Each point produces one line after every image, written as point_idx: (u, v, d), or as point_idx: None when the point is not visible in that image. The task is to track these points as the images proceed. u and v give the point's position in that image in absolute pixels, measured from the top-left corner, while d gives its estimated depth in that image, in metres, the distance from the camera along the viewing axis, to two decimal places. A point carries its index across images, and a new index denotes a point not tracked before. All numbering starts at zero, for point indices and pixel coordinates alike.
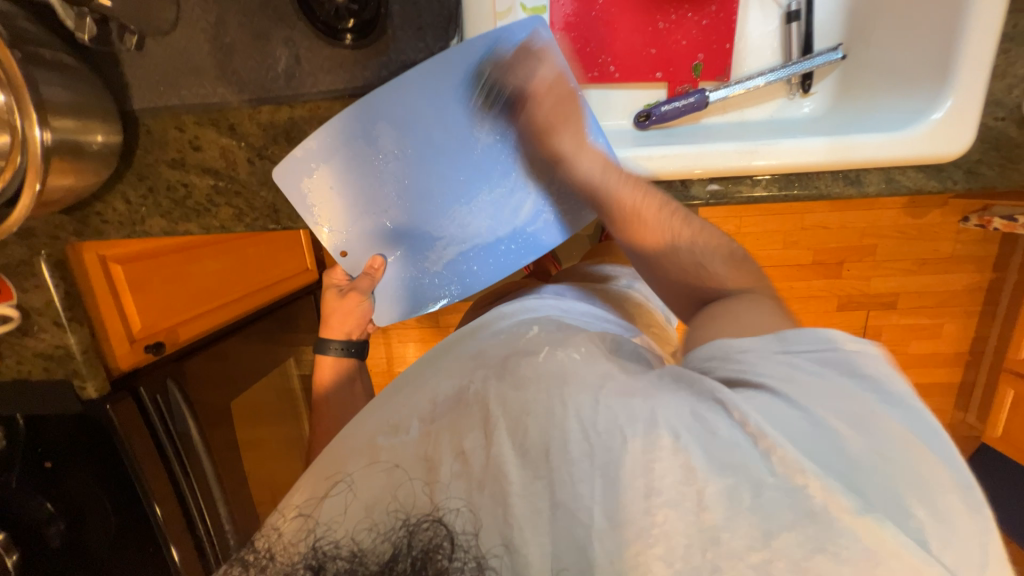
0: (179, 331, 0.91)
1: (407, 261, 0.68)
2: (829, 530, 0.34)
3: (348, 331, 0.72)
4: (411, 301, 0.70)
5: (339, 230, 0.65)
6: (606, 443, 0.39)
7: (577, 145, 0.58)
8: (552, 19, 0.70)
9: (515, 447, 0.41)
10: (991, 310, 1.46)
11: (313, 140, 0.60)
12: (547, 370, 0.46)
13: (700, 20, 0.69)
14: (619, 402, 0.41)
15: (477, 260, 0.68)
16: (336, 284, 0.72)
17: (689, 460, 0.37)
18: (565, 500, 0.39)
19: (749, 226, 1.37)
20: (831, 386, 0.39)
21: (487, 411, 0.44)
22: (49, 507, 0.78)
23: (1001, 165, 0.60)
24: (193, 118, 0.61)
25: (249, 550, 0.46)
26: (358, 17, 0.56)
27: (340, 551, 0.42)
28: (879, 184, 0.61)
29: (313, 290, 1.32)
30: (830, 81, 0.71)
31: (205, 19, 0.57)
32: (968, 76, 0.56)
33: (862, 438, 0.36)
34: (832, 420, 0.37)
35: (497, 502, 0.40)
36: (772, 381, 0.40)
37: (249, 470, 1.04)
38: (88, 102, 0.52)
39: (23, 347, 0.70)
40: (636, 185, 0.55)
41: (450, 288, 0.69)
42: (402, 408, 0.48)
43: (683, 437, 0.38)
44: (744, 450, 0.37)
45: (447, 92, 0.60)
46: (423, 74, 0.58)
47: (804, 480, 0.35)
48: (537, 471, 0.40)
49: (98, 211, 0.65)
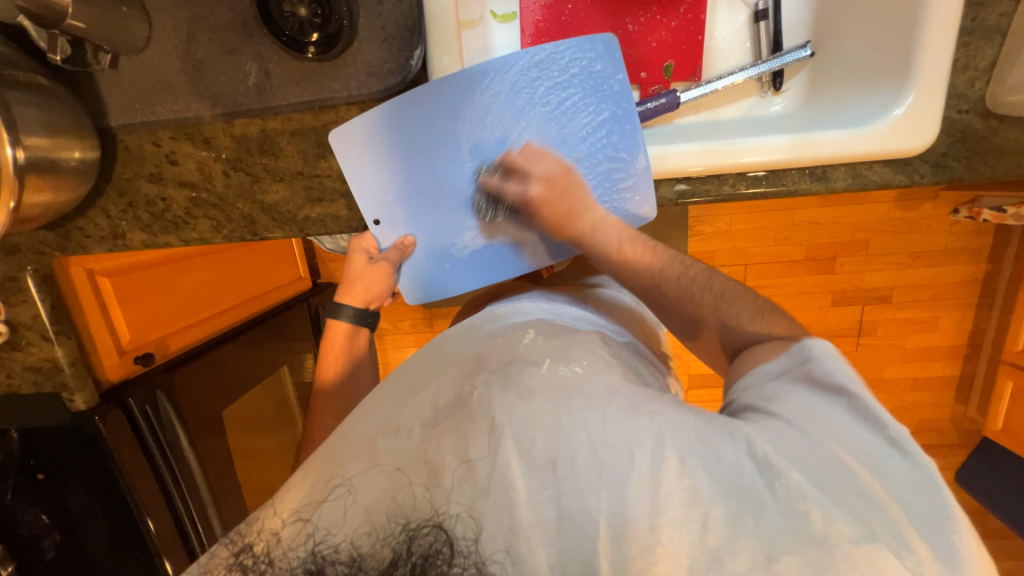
0: (168, 342, 0.92)
1: (434, 244, 0.69)
2: (829, 554, 0.34)
3: (369, 299, 0.74)
4: (435, 286, 0.71)
5: (377, 198, 0.66)
6: (613, 459, 0.38)
7: (592, 225, 0.62)
8: (523, 26, 0.70)
9: (519, 456, 0.40)
10: (988, 302, 1.45)
11: (375, 113, 0.61)
12: (552, 379, 0.46)
13: (670, 22, 0.70)
14: (624, 418, 0.41)
15: (502, 257, 0.68)
16: (365, 249, 0.70)
17: (695, 482, 0.37)
18: (575, 517, 0.38)
19: (739, 224, 1.38)
20: (845, 424, 0.40)
21: (491, 418, 0.42)
22: (44, 519, 0.78)
23: (968, 157, 0.60)
24: (169, 133, 0.62)
25: (249, 554, 0.43)
26: (323, 30, 0.58)
27: (339, 555, 0.40)
28: (847, 179, 0.61)
29: (306, 297, 1.35)
30: (801, 78, 0.72)
31: (176, 37, 0.59)
32: (930, 71, 0.56)
33: (864, 471, 0.37)
34: (844, 454, 0.38)
35: (506, 516, 0.38)
36: (788, 411, 0.41)
37: (244, 480, 1.05)
38: (64, 121, 0.54)
39: (12, 362, 0.71)
40: (641, 244, 0.60)
41: (472, 275, 0.70)
42: (402, 409, 0.47)
43: (690, 461, 0.38)
44: (748, 474, 0.37)
45: (508, 85, 0.62)
46: (487, 71, 0.61)
47: (807, 506, 0.35)
48: (542, 482, 0.39)
49: (80, 227, 0.66)
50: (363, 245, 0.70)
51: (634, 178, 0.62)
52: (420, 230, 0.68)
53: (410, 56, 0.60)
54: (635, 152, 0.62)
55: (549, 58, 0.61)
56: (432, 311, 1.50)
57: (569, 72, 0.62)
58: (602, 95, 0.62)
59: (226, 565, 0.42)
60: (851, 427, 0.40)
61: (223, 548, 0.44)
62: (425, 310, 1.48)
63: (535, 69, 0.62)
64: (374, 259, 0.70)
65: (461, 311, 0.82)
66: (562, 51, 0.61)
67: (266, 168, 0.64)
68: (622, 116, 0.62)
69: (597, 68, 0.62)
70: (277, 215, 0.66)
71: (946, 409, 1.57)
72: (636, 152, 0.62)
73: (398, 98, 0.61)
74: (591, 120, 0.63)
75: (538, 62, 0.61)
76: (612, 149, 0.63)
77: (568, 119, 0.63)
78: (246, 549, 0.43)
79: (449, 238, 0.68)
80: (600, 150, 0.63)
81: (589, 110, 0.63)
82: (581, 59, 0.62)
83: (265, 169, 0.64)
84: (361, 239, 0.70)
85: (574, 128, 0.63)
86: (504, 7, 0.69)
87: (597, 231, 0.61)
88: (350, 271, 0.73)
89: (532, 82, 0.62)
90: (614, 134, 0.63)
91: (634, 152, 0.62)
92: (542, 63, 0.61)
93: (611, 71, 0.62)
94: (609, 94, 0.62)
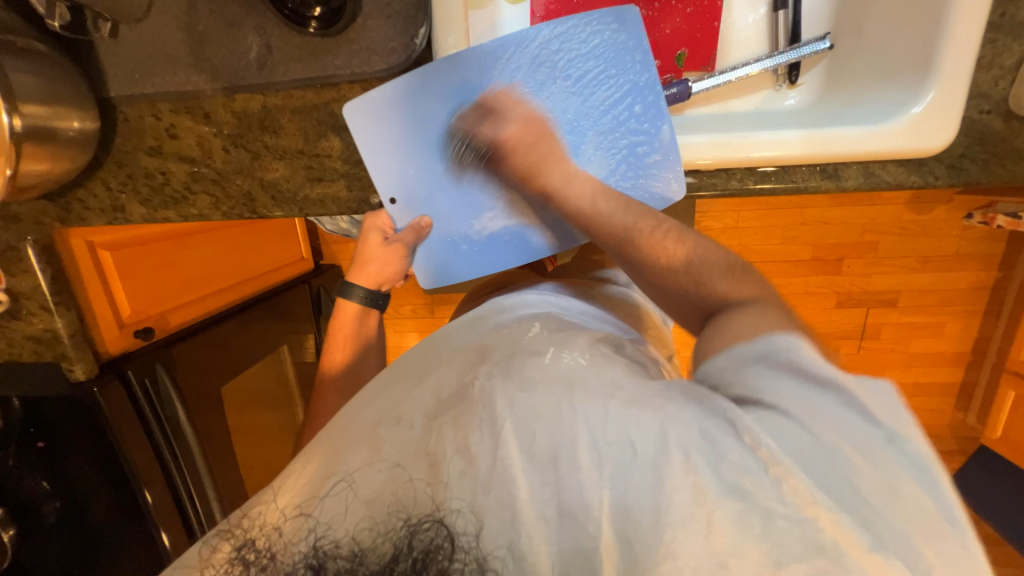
0: (168, 317, 0.93)
1: (449, 226, 0.66)
2: (840, 564, 0.31)
3: (379, 281, 0.71)
4: (448, 269, 0.69)
5: (391, 175, 0.64)
6: (614, 453, 0.36)
7: (565, 180, 0.57)
8: (533, 7, 0.68)
9: (519, 450, 0.37)
10: (996, 309, 1.43)
11: (388, 85, 0.60)
12: (556, 371, 0.42)
13: (685, 8, 0.67)
14: (626, 411, 0.37)
15: (519, 238, 0.66)
16: (380, 229, 0.68)
17: (699, 481, 0.33)
18: (574, 510, 0.35)
19: (747, 221, 1.36)
20: (848, 411, 0.35)
21: (492, 409, 0.40)
22: (45, 485, 0.79)
23: (986, 159, 0.58)
24: (168, 106, 0.62)
25: (249, 547, 0.41)
26: (326, 4, 0.56)
27: (340, 550, 0.38)
28: (858, 178, 0.60)
29: (307, 279, 1.35)
30: (817, 73, 0.70)
31: (177, 7, 0.57)
32: (954, 67, 0.54)
33: (867, 470, 0.33)
34: (846, 449, 0.34)
35: (504, 507, 0.36)
36: (786, 401, 0.36)
37: (242, 456, 1.06)
38: (61, 89, 0.53)
39: (13, 331, 0.72)
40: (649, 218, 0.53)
41: (488, 257, 0.67)
42: (404, 399, 0.45)
43: (694, 455, 0.34)
44: (756, 475, 0.33)
45: (527, 56, 0.60)
46: (505, 42, 0.59)
47: (816, 513, 0.32)
48: (542, 477, 0.36)
49: (80, 199, 0.66)
50: (379, 225, 0.68)
51: (658, 155, 0.61)
52: (435, 209, 0.66)
53: (415, 34, 0.58)
54: (660, 125, 0.60)
55: (569, 28, 0.59)
56: (433, 298, 1.49)
57: (590, 44, 0.60)
58: (624, 67, 0.60)
59: (227, 558, 0.41)
60: (857, 415, 0.35)
61: (222, 543, 0.42)
62: (426, 295, 1.48)
63: (553, 39, 0.60)
64: (389, 239, 0.67)
65: (465, 301, 0.81)
66: (581, 20, 0.59)
67: (267, 145, 0.63)
68: (645, 88, 0.61)
69: (621, 38, 0.60)
70: (276, 193, 0.65)
71: (945, 416, 1.56)
72: (659, 126, 0.61)
73: (409, 73, 0.59)
74: (614, 93, 0.61)
75: (558, 32, 0.59)
76: (635, 122, 0.61)
77: (590, 92, 0.61)
78: (247, 543, 0.41)
79: (461, 222, 0.66)
80: (622, 123, 0.61)
81: (612, 83, 0.61)
82: (602, 30, 0.60)
83: (266, 147, 0.63)
84: (377, 217, 0.68)
85: (596, 101, 0.61)
86: None
87: (568, 185, 0.57)
88: (363, 250, 0.70)
89: (552, 53, 0.60)
90: (637, 107, 0.61)
91: (657, 125, 0.61)
92: (560, 33, 0.59)
93: (633, 43, 0.60)
94: (632, 64, 0.60)
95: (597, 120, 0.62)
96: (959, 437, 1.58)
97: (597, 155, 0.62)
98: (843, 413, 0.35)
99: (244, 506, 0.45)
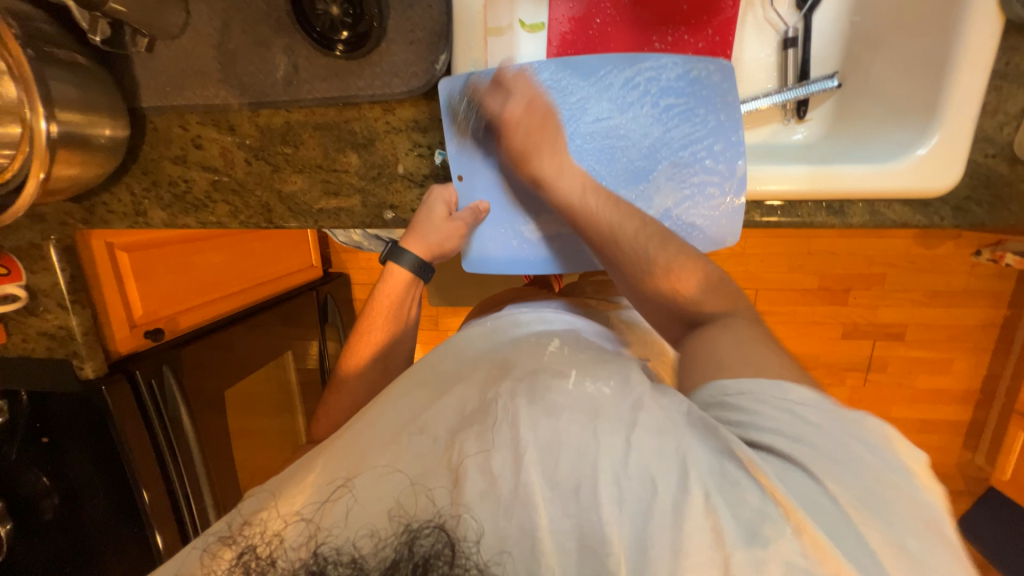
0: (178, 319, 0.94)
1: (500, 221, 0.68)
2: None
3: (434, 253, 0.66)
4: (491, 261, 0.69)
5: (466, 153, 0.64)
6: (634, 490, 0.36)
7: (555, 168, 0.58)
8: (550, 37, 0.70)
9: (543, 477, 0.37)
10: (1006, 348, 1.40)
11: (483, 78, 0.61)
12: (580, 399, 0.41)
13: (697, 44, 0.70)
14: (648, 446, 0.37)
15: (566, 248, 0.67)
16: (445, 202, 0.64)
17: (720, 524, 0.33)
18: (591, 543, 0.35)
19: (753, 248, 1.37)
20: (849, 450, 0.35)
21: (516, 431, 0.39)
22: (45, 481, 0.77)
23: (991, 203, 0.59)
24: (196, 118, 0.65)
25: (252, 553, 0.40)
26: (353, 30, 0.58)
27: (341, 557, 0.38)
28: (864, 216, 0.60)
29: (315, 285, 1.39)
30: (825, 109, 0.72)
31: (211, 26, 0.60)
32: (956, 115, 0.55)
33: (883, 525, 0.33)
34: (859, 501, 0.33)
35: (525, 534, 0.36)
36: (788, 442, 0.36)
37: (240, 460, 1.06)
38: (97, 100, 0.56)
39: (28, 326, 0.73)
40: (696, 257, 0.52)
41: (527, 263, 0.68)
42: (428, 409, 0.46)
43: (714, 496, 0.34)
44: (776, 523, 0.33)
45: (624, 78, 0.63)
46: (610, 62, 0.62)
47: (838, 571, 0.31)
48: (563, 508, 0.36)
49: (104, 202, 0.69)
50: (445, 197, 0.64)
51: (729, 194, 0.61)
52: (497, 199, 0.67)
53: (435, 60, 0.60)
54: (737, 164, 0.61)
55: (670, 64, 0.62)
56: (439, 309, 1.51)
57: (688, 76, 0.62)
58: (715, 105, 0.62)
59: (227, 565, 0.40)
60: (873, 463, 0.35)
61: (222, 549, 0.41)
62: (432, 307, 1.49)
63: (655, 70, 0.62)
64: (453, 216, 0.64)
65: (476, 310, 0.80)
66: (682, 58, 0.62)
67: (287, 158, 0.66)
68: (728, 128, 0.62)
69: (716, 76, 0.62)
70: (293, 205, 0.67)
71: (952, 455, 1.52)
72: (735, 165, 0.61)
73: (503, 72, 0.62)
74: (697, 129, 0.62)
75: (660, 69, 0.62)
76: (712, 160, 0.62)
77: (675, 124, 0.63)
78: (248, 549, 0.41)
79: (512, 224, 0.68)
80: (699, 161, 0.62)
81: (697, 120, 0.62)
82: (704, 65, 0.62)
83: (286, 159, 0.66)
84: (444, 190, 0.64)
85: (678, 134, 0.63)
86: (533, 17, 0.69)
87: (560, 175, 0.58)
88: (421, 219, 0.64)
89: (648, 82, 0.63)
90: (717, 144, 0.62)
91: (733, 164, 0.61)
92: (663, 67, 0.62)
93: (726, 82, 0.62)
94: (721, 104, 0.62)
95: (675, 151, 0.63)
96: (968, 478, 1.53)
97: (667, 186, 0.64)
98: (850, 457, 0.35)
99: (244, 512, 0.44)
